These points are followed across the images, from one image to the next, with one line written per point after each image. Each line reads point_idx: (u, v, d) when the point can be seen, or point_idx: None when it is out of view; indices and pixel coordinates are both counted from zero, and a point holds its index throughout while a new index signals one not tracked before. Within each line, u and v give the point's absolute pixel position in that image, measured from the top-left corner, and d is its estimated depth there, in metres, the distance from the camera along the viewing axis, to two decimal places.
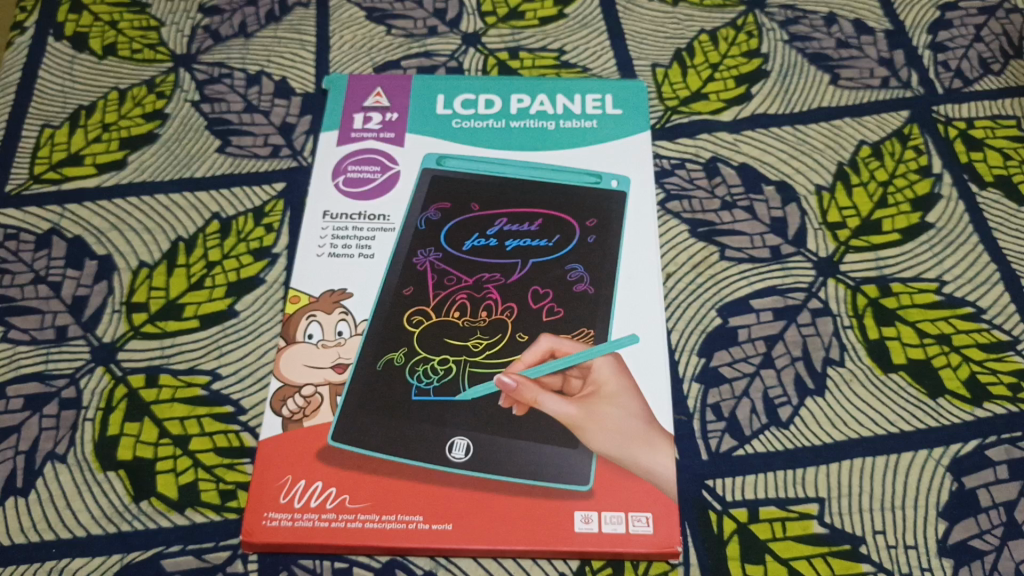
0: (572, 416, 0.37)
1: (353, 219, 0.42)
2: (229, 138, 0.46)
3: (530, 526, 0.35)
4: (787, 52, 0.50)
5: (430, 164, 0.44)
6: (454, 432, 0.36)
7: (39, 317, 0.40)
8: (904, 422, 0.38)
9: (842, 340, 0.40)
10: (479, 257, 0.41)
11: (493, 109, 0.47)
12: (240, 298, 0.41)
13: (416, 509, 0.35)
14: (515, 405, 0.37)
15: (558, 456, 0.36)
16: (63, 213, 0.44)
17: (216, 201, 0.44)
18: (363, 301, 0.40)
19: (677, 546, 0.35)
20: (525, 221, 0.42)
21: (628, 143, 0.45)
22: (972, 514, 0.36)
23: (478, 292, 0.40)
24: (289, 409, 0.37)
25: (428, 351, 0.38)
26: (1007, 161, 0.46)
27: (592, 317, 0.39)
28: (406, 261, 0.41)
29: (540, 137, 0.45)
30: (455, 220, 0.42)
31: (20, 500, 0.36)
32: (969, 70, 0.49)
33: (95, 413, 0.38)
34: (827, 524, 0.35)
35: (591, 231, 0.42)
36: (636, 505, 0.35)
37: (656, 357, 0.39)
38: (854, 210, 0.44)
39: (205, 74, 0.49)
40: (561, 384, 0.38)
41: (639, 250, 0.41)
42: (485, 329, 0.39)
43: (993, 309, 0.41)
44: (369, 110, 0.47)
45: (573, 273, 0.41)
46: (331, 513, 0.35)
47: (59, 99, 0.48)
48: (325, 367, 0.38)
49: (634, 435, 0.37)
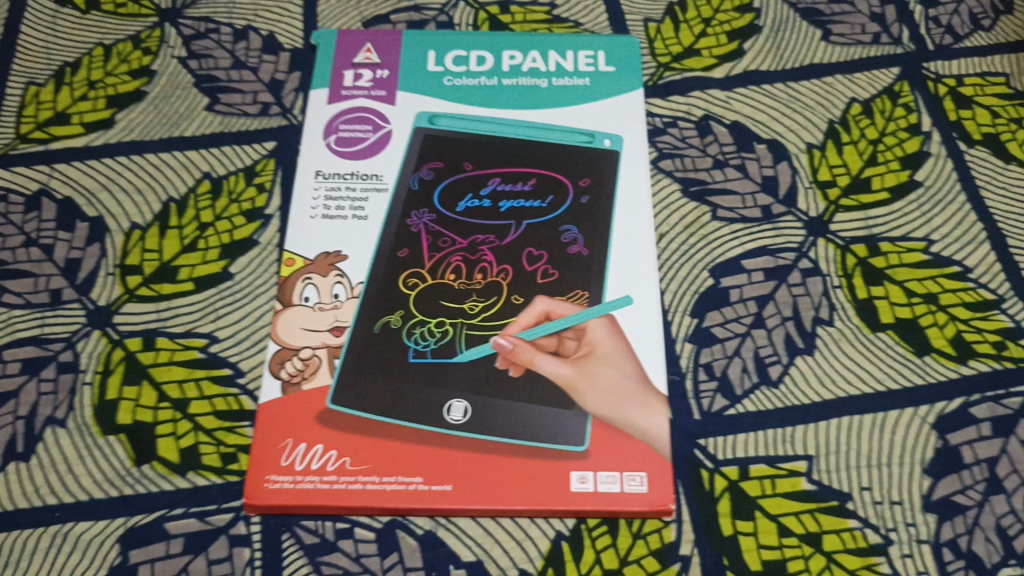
0: (568, 377, 0.37)
1: (346, 179, 0.42)
2: (217, 95, 0.46)
3: (528, 486, 0.36)
4: (779, 7, 0.50)
5: (422, 123, 0.44)
6: (452, 394, 0.37)
7: (31, 281, 0.40)
8: (890, 380, 0.39)
9: (832, 300, 0.40)
10: (473, 218, 0.41)
11: (485, 65, 0.46)
12: (234, 260, 0.41)
13: (415, 470, 0.36)
14: (511, 366, 0.38)
15: (554, 417, 0.37)
16: (52, 173, 0.43)
17: (206, 160, 0.43)
18: (358, 263, 0.40)
19: (671, 505, 0.35)
20: (519, 181, 0.42)
21: (621, 101, 0.45)
22: (955, 470, 0.37)
23: (472, 254, 0.40)
24: (288, 372, 0.38)
25: (424, 314, 0.39)
26: (996, 118, 0.46)
27: (586, 279, 0.40)
28: (401, 222, 0.41)
29: (533, 96, 0.45)
30: (448, 180, 0.42)
31: (21, 465, 0.36)
32: (958, 26, 0.50)
33: (93, 377, 0.38)
34: (815, 481, 0.36)
35: (585, 191, 0.42)
36: (631, 465, 0.36)
37: (650, 318, 0.39)
38: (845, 168, 0.44)
39: (191, 29, 0.48)
40: (556, 345, 0.38)
41: (633, 210, 0.42)
42: (480, 291, 0.39)
43: (979, 268, 0.42)
44: (359, 66, 0.46)
45: (567, 234, 0.41)
46: (332, 475, 0.36)
47: (43, 55, 0.47)
48: (322, 330, 0.38)
49: (628, 396, 0.37)
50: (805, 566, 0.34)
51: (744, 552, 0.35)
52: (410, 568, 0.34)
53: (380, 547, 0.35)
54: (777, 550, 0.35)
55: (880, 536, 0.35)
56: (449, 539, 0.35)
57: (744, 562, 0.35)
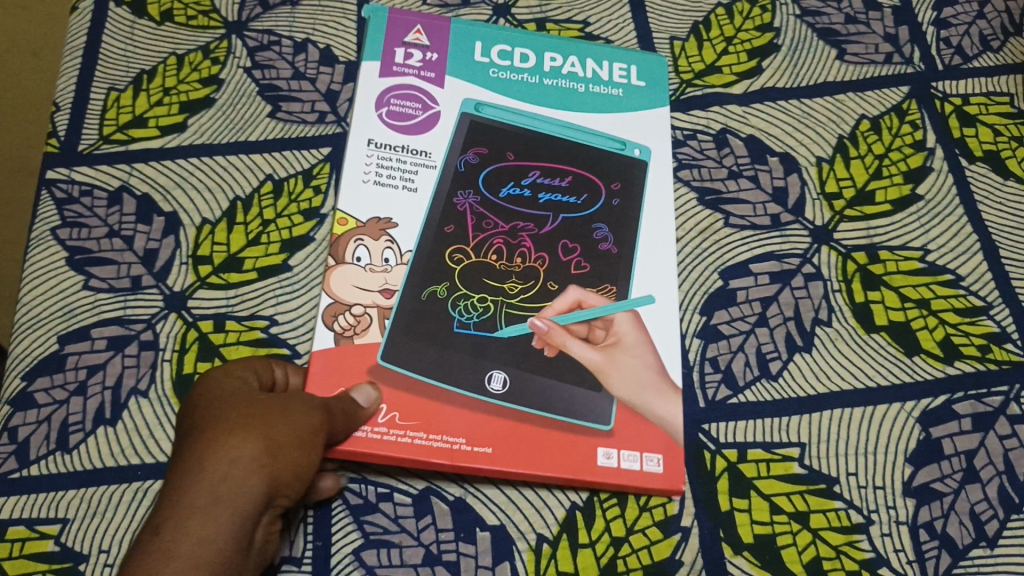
0: (596, 362, 0.42)
1: (397, 151, 0.46)
2: (279, 104, 0.51)
3: (561, 455, 0.40)
4: (798, 27, 0.53)
5: (469, 109, 0.47)
6: (493, 365, 0.41)
7: (115, 268, 0.46)
8: (881, 377, 0.43)
9: (832, 302, 0.44)
10: (515, 205, 0.45)
11: (529, 63, 0.50)
12: (293, 254, 0.46)
13: (459, 433, 0.40)
14: (547, 346, 0.42)
15: (584, 395, 0.41)
16: (131, 171, 0.49)
17: (269, 163, 0.49)
18: (406, 232, 0.44)
19: (682, 487, 0.40)
20: (557, 176, 0.46)
21: (650, 114, 0.49)
22: (935, 461, 0.41)
23: (512, 239, 0.44)
24: (341, 324, 0.42)
25: (468, 288, 0.43)
26: (997, 137, 0.50)
27: (614, 274, 0.44)
28: (448, 201, 0.45)
29: (571, 97, 0.49)
30: (492, 165, 0.46)
31: (109, 429, 0.42)
32: (969, 47, 0.53)
33: (171, 354, 0.43)
34: (807, 466, 0.41)
35: (615, 194, 0.46)
36: (650, 446, 0.40)
37: (668, 315, 0.43)
38: (851, 182, 0.48)
39: (255, 41, 0.53)
40: (586, 332, 0.43)
41: (656, 213, 0.46)
42: (519, 274, 0.43)
43: (971, 276, 0.45)
44: (410, 45, 0.49)
45: (599, 232, 0.45)
46: (383, 426, 0.40)
47: (123, 64, 0.52)
48: (374, 290, 0.42)
49: (649, 384, 0.42)
50: (792, 541, 0.39)
51: (737, 527, 0.39)
52: (442, 528, 0.39)
53: (416, 509, 0.39)
54: (768, 525, 0.39)
55: (862, 516, 0.40)
56: (476, 505, 0.40)
57: (738, 535, 0.39)
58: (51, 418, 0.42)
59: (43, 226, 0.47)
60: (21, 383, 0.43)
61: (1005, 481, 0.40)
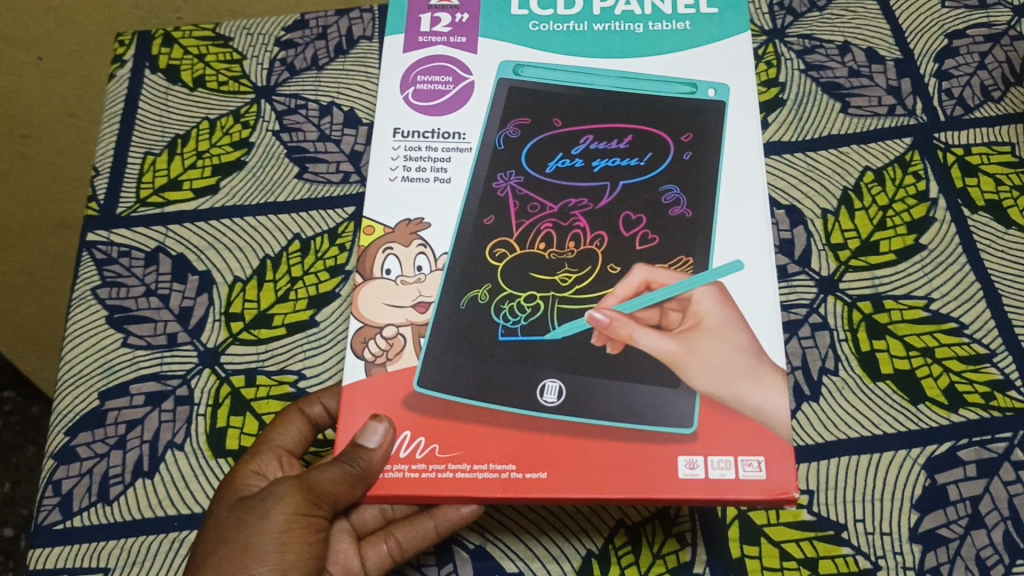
0: (671, 351, 0.41)
1: (426, 137, 0.46)
2: (306, 165, 0.53)
3: (633, 476, 0.39)
4: (803, 82, 0.55)
5: (507, 74, 0.47)
6: (545, 375, 0.41)
7: (152, 325, 0.48)
8: (887, 425, 0.44)
9: (837, 351, 0.46)
10: (562, 179, 0.44)
11: (574, 8, 0.49)
12: (320, 309, 0.48)
13: (507, 459, 0.39)
14: (609, 341, 0.41)
15: (659, 396, 0.40)
16: (167, 233, 0.51)
17: (297, 223, 0.51)
18: (439, 233, 0.44)
19: (793, 492, 0.38)
20: (613, 138, 0.45)
21: (721, 45, 0.48)
22: (941, 507, 0.42)
23: (563, 220, 0.44)
24: (371, 352, 0.42)
25: (513, 287, 0.42)
26: (999, 186, 0.51)
27: (691, 244, 0.43)
28: (486, 185, 0.45)
29: (627, 40, 0.48)
30: (537, 136, 0.45)
31: (147, 481, 0.44)
32: (970, 98, 0.54)
33: (205, 409, 0.46)
34: (815, 512, 0.42)
35: (686, 147, 0.45)
36: (746, 450, 0.39)
37: (756, 282, 0.42)
38: (855, 233, 0.49)
39: (283, 105, 0.55)
40: (658, 318, 0.42)
41: (738, 169, 0.44)
42: (572, 261, 0.43)
43: (974, 324, 0.46)
44: (437, 10, 0.49)
45: (669, 195, 0.44)
46: (421, 464, 0.40)
47: (158, 129, 0.55)
48: (406, 306, 0.43)
49: (737, 369, 0.40)
50: None
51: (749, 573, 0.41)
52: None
53: (438, 558, 0.43)
54: (778, 571, 0.41)
55: (870, 562, 0.41)
56: (495, 553, 0.43)
57: None
58: (93, 471, 0.44)
59: (84, 286, 0.50)
60: (65, 438, 0.46)
61: (1011, 526, 0.41)
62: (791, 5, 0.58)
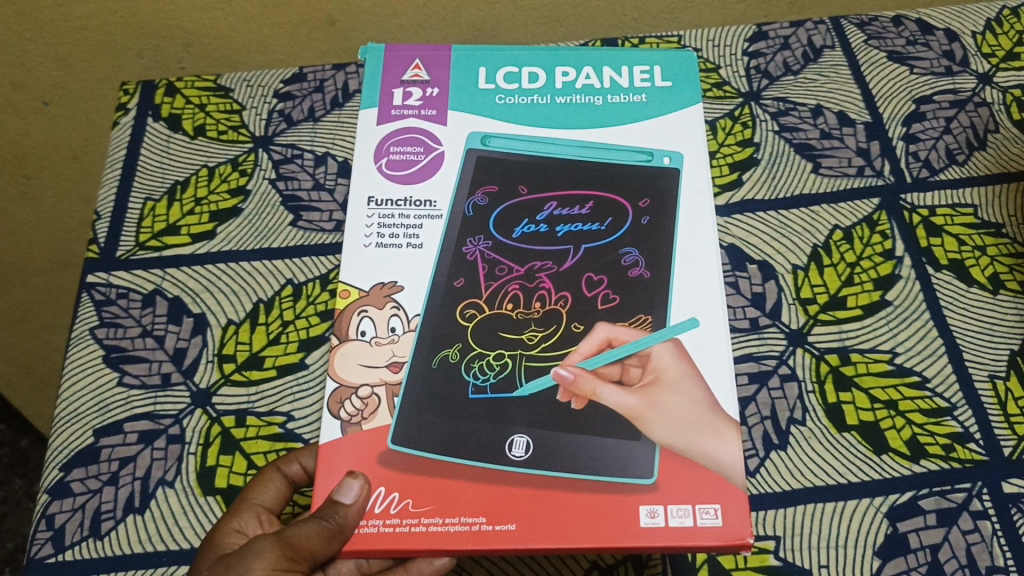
0: (632, 406, 0.43)
1: (398, 204, 0.49)
2: (300, 213, 0.55)
3: (598, 526, 0.40)
4: (776, 142, 0.58)
5: (476, 144, 0.50)
6: (514, 430, 0.42)
7: (147, 365, 0.50)
8: (852, 474, 0.46)
9: (806, 402, 0.48)
10: (530, 243, 0.47)
11: (537, 83, 0.53)
12: (310, 352, 0.50)
13: (478, 512, 0.41)
14: (573, 398, 0.43)
15: (621, 450, 0.42)
16: (164, 276, 0.53)
17: (290, 269, 0.53)
18: (412, 296, 0.46)
19: (748, 538, 0.40)
20: (575, 204, 0.48)
21: (672, 116, 0.51)
22: (902, 554, 0.44)
23: (530, 282, 0.46)
24: (347, 412, 0.44)
25: (484, 346, 0.44)
26: (963, 246, 0.53)
27: (649, 304, 0.45)
28: (456, 251, 0.47)
29: (587, 112, 0.51)
30: (503, 204, 0.48)
31: (138, 517, 0.45)
32: (936, 160, 0.56)
33: (196, 448, 0.47)
34: (781, 557, 0.44)
35: (645, 212, 0.48)
36: (703, 499, 0.41)
37: (710, 339, 0.44)
38: (824, 288, 0.52)
39: (280, 155, 0.58)
40: (619, 373, 0.44)
41: (692, 233, 0.47)
42: (539, 321, 0.45)
43: (936, 378, 0.49)
44: (408, 84, 0.53)
45: (628, 256, 0.46)
46: (396, 518, 0.41)
47: (159, 175, 0.58)
48: (381, 365, 0.45)
49: (693, 422, 0.42)
50: None
51: None
52: None
53: None
54: None
55: None
56: None
57: None
58: (86, 506, 0.46)
59: (83, 326, 0.52)
60: (59, 474, 0.47)
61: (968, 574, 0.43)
62: (767, 68, 0.61)
